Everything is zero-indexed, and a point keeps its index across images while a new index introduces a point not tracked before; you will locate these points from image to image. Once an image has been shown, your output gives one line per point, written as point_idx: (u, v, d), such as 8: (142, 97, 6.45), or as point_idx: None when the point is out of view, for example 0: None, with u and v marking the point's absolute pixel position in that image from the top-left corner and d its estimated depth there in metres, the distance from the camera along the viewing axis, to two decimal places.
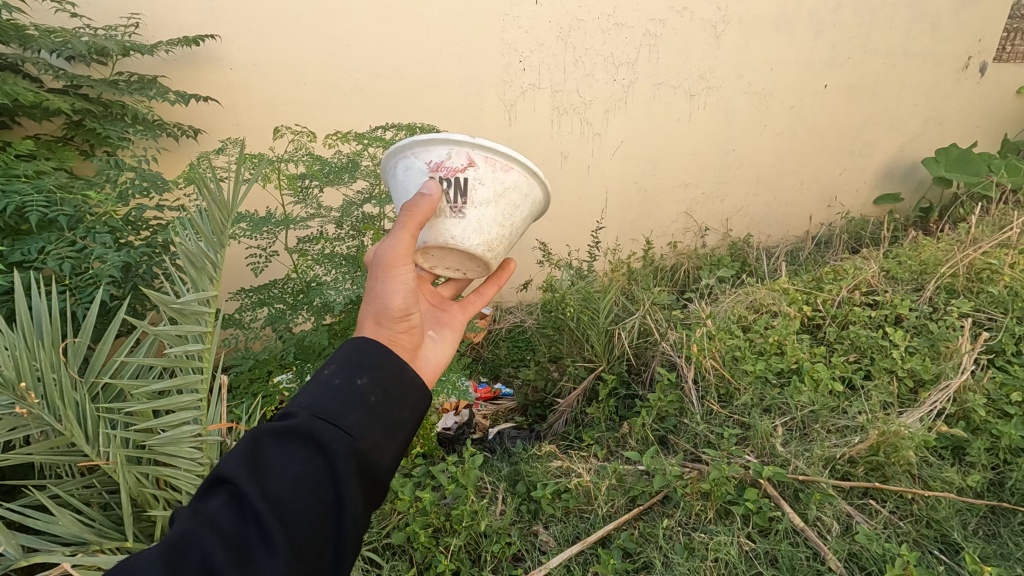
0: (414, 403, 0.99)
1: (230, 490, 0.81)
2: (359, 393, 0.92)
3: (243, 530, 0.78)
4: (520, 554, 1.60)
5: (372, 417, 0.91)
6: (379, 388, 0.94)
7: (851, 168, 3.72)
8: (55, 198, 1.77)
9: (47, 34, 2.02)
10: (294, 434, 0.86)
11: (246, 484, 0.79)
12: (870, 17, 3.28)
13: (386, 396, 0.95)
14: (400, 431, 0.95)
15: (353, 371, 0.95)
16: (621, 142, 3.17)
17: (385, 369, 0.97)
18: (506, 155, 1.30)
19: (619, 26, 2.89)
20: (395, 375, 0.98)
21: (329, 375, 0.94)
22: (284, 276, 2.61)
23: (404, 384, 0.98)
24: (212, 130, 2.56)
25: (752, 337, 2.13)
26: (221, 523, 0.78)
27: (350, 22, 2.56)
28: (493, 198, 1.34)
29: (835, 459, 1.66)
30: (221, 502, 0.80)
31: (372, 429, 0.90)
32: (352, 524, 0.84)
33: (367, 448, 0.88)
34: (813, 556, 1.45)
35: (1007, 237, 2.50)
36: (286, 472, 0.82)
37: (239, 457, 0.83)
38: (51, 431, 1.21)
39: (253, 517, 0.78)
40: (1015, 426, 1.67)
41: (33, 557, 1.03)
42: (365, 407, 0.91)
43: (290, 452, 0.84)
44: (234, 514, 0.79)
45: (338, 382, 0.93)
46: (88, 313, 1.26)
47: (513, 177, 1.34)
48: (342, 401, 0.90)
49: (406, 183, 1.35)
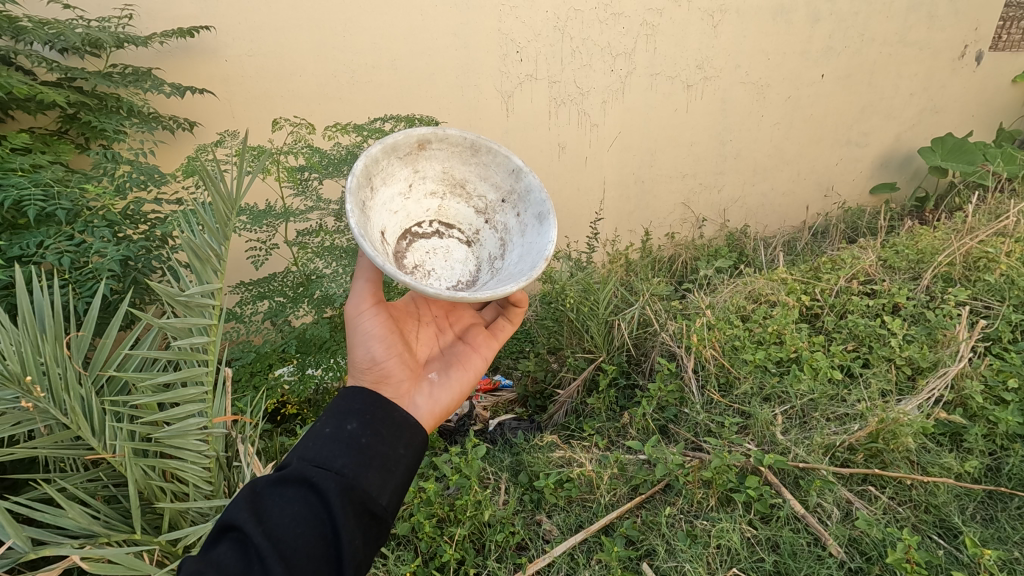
0: (409, 440, 0.99)
1: (234, 536, 0.81)
2: (350, 436, 0.93)
3: (247, 569, 0.78)
4: (524, 543, 1.62)
5: (364, 457, 0.91)
6: (369, 429, 0.95)
7: (848, 158, 3.73)
8: (53, 192, 1.76)
9: (40, 25, 1.99)
10: (290, 479, 0.87)
11: (247, 526, 0.80)
12: (867, 6, 3.27)
13: (379, 435, 0.95)
14: (395, 468, 0.94)
15: (342, 418, 0.96)
16: (618, 132, 3.16)
17: (375, 412, 0.98)
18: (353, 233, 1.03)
19: (616, 16, 2.87)
20: (386, 415, 0.98)
21: (320, 425, 0.95)
22: (283, 269, 2.61)
23: (396, 424, 0.99)
24: (208, 123, 2.55)
25: (751, 326, 2.15)
26: (226, 566, 0.78)
27: (345, 14, 2.54)
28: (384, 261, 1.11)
29: (835, 447, 1.69)
30: (225, 547, 0.80)
31: (365, 468, 0.90)
32: (352, 558, 0.83)
33: (361, 484, 0.88)
34: (814, 542, 1.48)
35: (1004, 225, 2.51)
36: (283, 515, 0.83)
37: (239, 503, 0.83)
38: (57, 424, 1.21)
39: (254, 555, 0.79)
40: (1012, 411, 1.69)
41: (43, 550, 1.03)
42: (355, 449, 0.92)
43: (287, 496, 0.85)
44: (236, 557, 0.79)
45: (329, 430, 0.93)
46: (91, 305, 1.25)
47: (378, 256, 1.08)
48: (334, 445, 0.91)
49: (412, 163, 1.26)
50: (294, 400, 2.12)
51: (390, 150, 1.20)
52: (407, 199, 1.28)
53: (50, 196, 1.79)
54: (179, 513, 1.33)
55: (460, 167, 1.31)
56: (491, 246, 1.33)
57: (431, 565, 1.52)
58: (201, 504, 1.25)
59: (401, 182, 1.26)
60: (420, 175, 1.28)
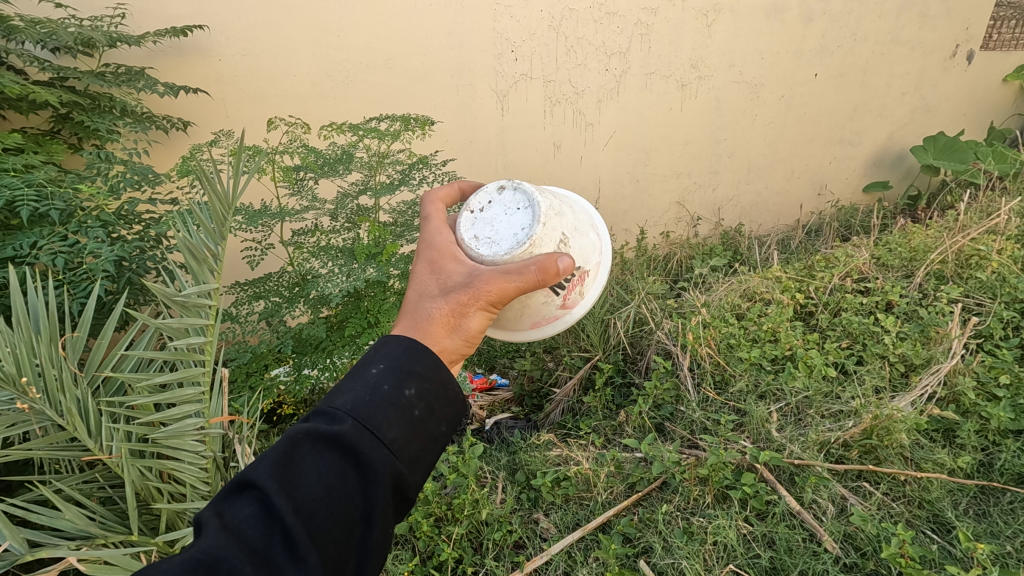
0: (454, 418, 0.94)
1: (259, 498, 0.77)
2: (405, 405, 0.87)
3: (268, 543, 0.75)
4: (521, 541, 1.62)
5: (413, 432, 0.86)
6: (424, 401, 0.89)
7: (842, 156, 3.75)
8: (45, 192, 1.75)
9: (31, 25, 1.99)
10: (333, 442, 0.81)
11: (278, 499, 0.75)
12: (859, 6, 3.29)
13: (431, 410, 0.89)
14: (436, 447, 0.90)
15: (401, 379, 0.89)
16: (613, 131, 3.17)
17: (433, 382, 0.91)
18: (544, 327, 1.33)
19: (610, 15, 2.89)
20: (444, 389, 0.92)
21: (378, 379, 0.88)
22: (279, 268, 2.60)
23: (448, 398, 0.93)
24: (201, 123, 2.54)
25: (747, 324, 2.16)
26: (247, 536, 0.74)
27: (338, 13, 2.53)
28: (528, 300, 1.25)
29: (829, 443, 1.70)
30: (249, 511, 0.76)
31: (412, 447, 0.85)
32: (378, 542, 0.82)
33: (405, 466, 0.84)
34: (809, 538, 1.49)
35: (995, 223, 2.52)
36: (319, 484, 0.78)
37: (272, 462, 0.78)
38: (52, 426, 1.21)
39: (282, 532, 0.75)
40: (1004, 408, 1.71)
41: (40, 551, 1.03)
42: (407, 422, 0.86)
43: (326, 463, 0.80)
44: (261, 525, 0.75)
45: (385, 389, 0.87)
46: (86, 305, 1.23)
47: (519, 325, 1.32)
48: (387, 411, 0.85)
49: (587, 232, 1.32)
50: (290, 401, 2.13)
51: (600, 257, 1.35)
52: (567, 241, 1.23)
53: (43, 196, 1.78)
54: (176, 513, 1.33)
55: (561, 196, 1.37)
56: (478, 200, 1.25)
57: (429, 565, 1.53)
58: (198, 504, 1.24)
59: (582, 245, 1.28)
60: (581, 230, 1.29)
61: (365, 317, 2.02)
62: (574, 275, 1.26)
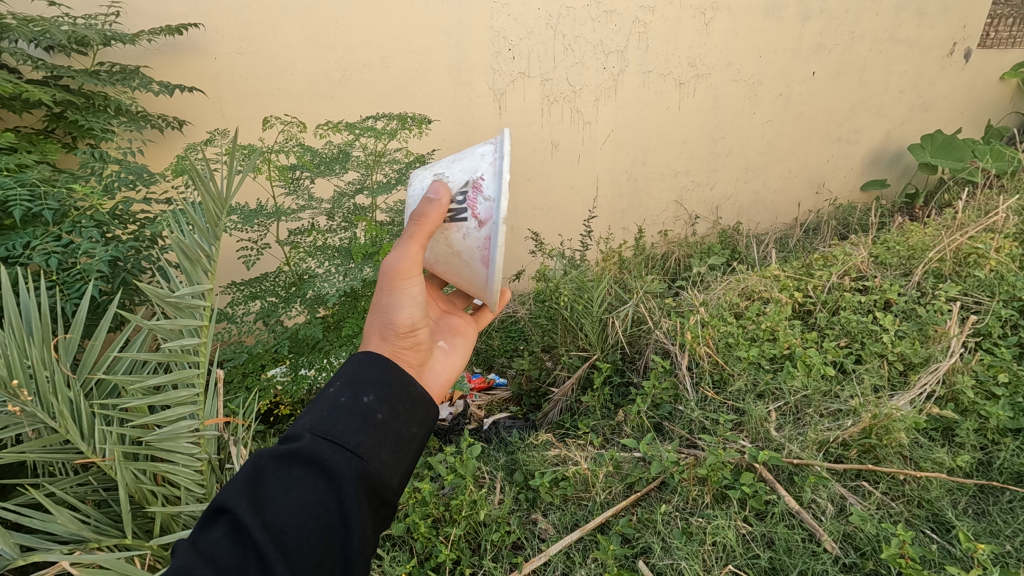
0: (422, 418, 0.92)
1: (230, 520, 0.76)
2: (365, 411, 0.86)
3: (243, 563, 0.73)
4: (520, 542, 1.61)
5: (379, 435, 0.85)
6: (386, 404, 0.88)
7: (839, 154, 3.74)
8: (39, 192, 1.73)
9: (25, 23, 1.97)
10: (296, 457, 0.80)
11: (245, 516, 0.74)
12: (857, 4, 3.29)
13: (395, 412, 0.88)
14: (409, 448, 0.88)
15: (359, 388, 0.88)
16: (611, 129, 3.16)
17: (391, 384, 0.91)
18: (490, 252, 1.17)
19: (608, 13, 2.88)
20: (405, 390, 0.91)
21: (335, 393, 0.88)
22: (275, 268, 2.60)
23: (413, 400, 0.92)
24: (197, 122, 2.52)
25: (745, 323, 2.15)
26: (220, 557, 0.73)
27: (335, 10, 2.52)
28: (450, 252, 1.23)
29: (829, 443, 1.70)
30: (221, 533, 0.75)
31: (378, 449, 0.84)
32: (362, 551, 0.79)
33: (374, 469, 0.82)
34: (809, 538, 1.48)
35: (993, 222, 2.52)
36: (288, 498, 0.77)
37: (238, 485, 0.78)
38: (45, 428, 1.19)
39: (254, 550, 0.73)
40: (1003, 407, 1.71)
41: (31, 556, 1.02)
42: (369, 426, 0.85)
43: (294, 476, 0.79)
44: (234, 544, 0.74)
45: (343, 400, 0.86)
46: (80, 306, 1.22)
47: (477, 272, 1.21)
48: (348, 420, 0.84)
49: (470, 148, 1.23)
50: (287, 401, 2.13)
51: (491, 150, 1.19)
52: (446, 175, 1.23)
53: (36, 195, 1.77)
54: (170, 517, 1.32)
55: None
56: None
57: (427, 565, 1.52)
58: (193, 506, 1.23)
59: (461, 164, 1.22)
60: (462, 156, 1.24)
61: (362, 317, 2.02)
62: (463, 194, 1.19)
